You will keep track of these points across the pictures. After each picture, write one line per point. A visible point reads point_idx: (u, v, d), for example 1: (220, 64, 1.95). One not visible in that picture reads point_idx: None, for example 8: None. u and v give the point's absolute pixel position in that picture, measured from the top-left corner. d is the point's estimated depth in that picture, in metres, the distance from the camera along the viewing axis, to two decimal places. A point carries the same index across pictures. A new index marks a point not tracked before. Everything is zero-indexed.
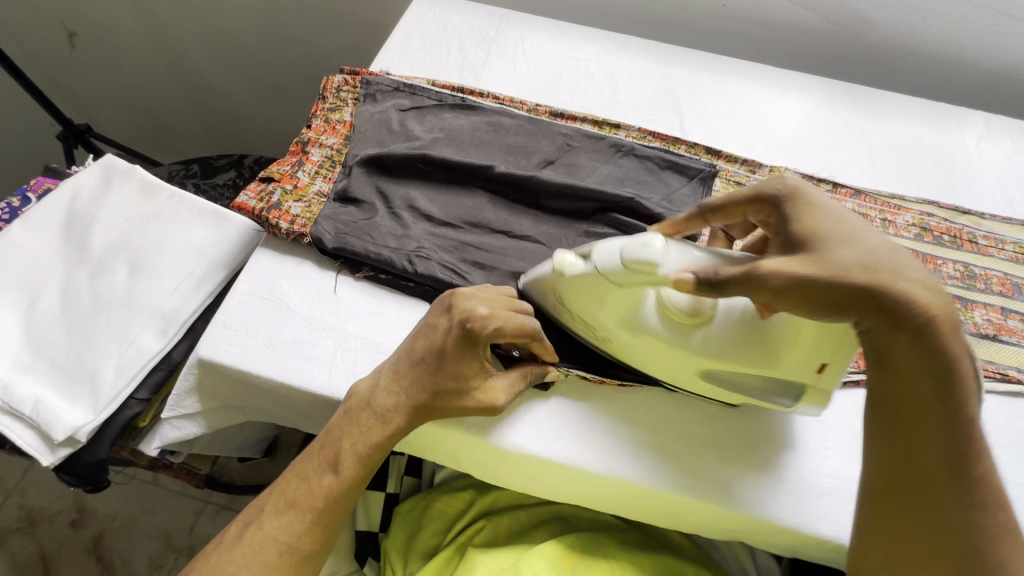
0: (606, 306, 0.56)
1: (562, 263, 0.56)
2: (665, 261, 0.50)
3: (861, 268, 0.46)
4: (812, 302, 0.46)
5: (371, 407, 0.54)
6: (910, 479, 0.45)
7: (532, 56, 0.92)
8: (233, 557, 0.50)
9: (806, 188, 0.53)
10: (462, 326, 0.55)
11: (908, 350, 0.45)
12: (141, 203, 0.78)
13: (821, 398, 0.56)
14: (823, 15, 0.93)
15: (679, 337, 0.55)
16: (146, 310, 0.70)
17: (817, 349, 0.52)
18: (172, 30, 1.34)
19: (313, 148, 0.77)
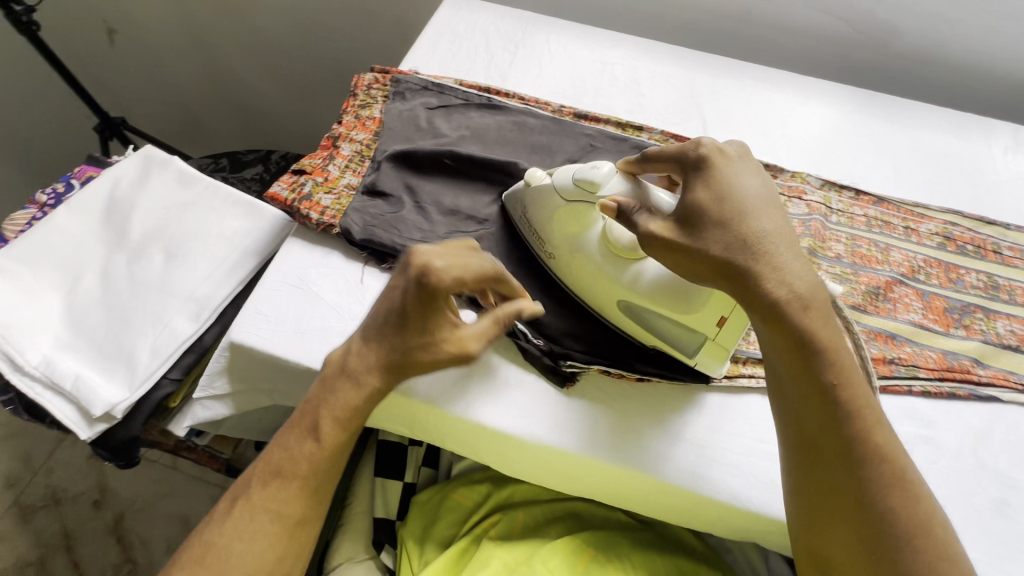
0: (561, 222, 0.64)
1: (532, 177, 0.66)
2: (606, 184, 0.59)
3: (719, 244, 0.52)
4: (681, 265, 0.54)
5: (348, 372, 0.56)
6: (808, 445, 0.51)
7: (557, 58, 0.93)
8: (224, 530, 0.52)
9: (716, 160, 0.55)
10: (418, 282, 0.53)
11: (773, 328, 0.52)
12: (178, 192, 0.81)
13: (722, 355, 0.61)
14: (849, 23, 0.94)
15: (609, 266, 0.61)
16: (180, 294, 0.73)
17: (710, 302, 0.57)
18: (207, 28, 1.39)
19: (343, 142, 0.79)
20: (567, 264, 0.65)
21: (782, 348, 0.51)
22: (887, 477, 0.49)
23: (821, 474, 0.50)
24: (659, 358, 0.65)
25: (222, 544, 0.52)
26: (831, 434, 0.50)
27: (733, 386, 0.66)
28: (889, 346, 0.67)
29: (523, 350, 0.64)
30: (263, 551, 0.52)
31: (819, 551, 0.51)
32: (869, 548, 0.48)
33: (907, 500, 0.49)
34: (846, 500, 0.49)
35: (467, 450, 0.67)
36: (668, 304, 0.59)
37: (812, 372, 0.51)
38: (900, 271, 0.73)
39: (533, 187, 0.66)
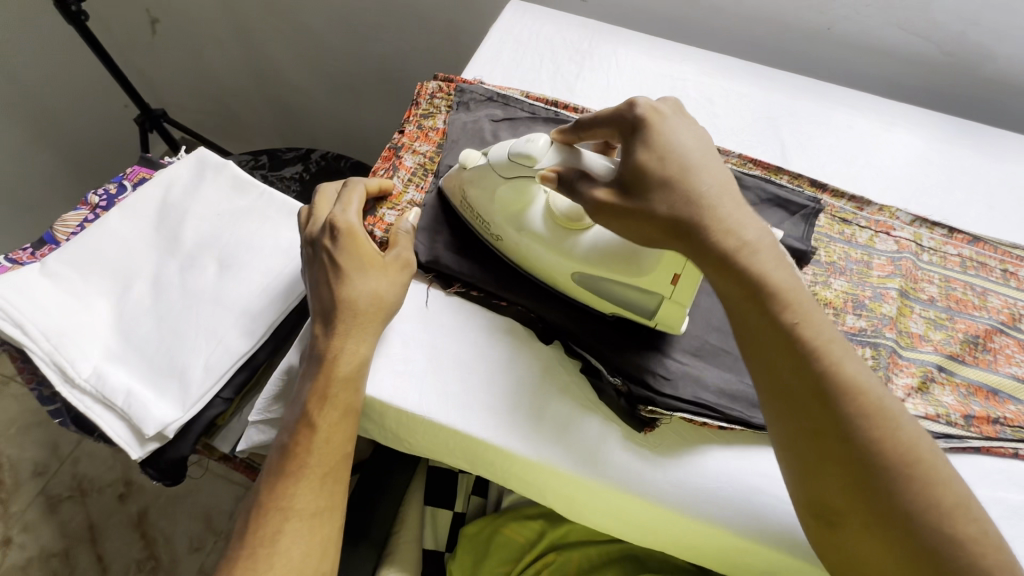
0: (502, 204, 0.62)
1: (467, 159, 0.64)
2: (541, 159, 0.57)
3: (664, 203, 0.50)
4: (631, 229, 0.52)
5: (331, 364, 0.57)
6: (782, 392, 0.48)
7: (625, 72, 0.89)
8: (248, 537, 0.53)
9: (655, 116, 0.53)
10: (329, 229, 0.62)
11: (724, 278, 0.50)
12: (233, 199, 0.78)
13: (679, 315, 0.59)
14: (939, 45, 0.88)
15: (558, 239, 0.60)
16: (234, 308, 0.70)
17: (661, 263, 0.56)
18: (252, 22, 1.36)
19: (406, 154, 0.76)
20: (513, 247, 0.63)
21: (737, 297, 0.50)
22: (868, 409, 0.45)
23: (792, 419, 0.47)
24: (748, 404, 0.60)
25: (246, 550, 0.53)
26: (800, 376, 0.47)
27: None
28: (991, 404, 0.62)
29: (599, 390, 0.61)
30: (289, 549, 0.52)
31: (822, 502, 0.46)
32: (861, 487, 0.44)
33: (893, 429, 0.45)
34: (833, 442, 0.45)
35: (500, 476, 0.63)
36: (620, 265, 0.58)
37: (769, 315, 0.48)
38: (999, 319, 0.68)
39: (469, 169, 0.64)
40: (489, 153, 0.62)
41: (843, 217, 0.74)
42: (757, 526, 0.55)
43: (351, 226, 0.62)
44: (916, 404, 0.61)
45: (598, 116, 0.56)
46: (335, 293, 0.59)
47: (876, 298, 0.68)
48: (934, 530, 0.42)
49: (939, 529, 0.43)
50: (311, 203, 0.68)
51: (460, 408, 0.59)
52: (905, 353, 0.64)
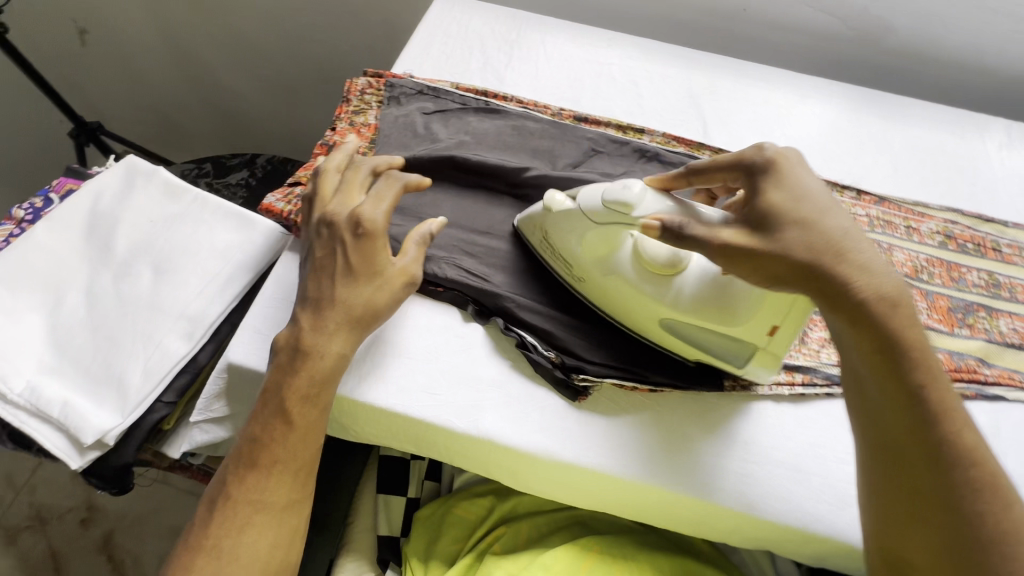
0: (585, 248, 0.61)
1: (551, 201, 0.62)
2: (639, 205, 0.54)
3: (802, 245, 0.49)
4: (758, 273, 0.51)
5: (299, 357, 0.56)
6: (892, 449, 0.48)
7: (553, 59, 0.92)
8: (211, 531, 0.53)
9: (785, 160, 0.54)
10: (353, 226, 0.59)
11: (852, 328, 0.49)
12: (165, 205, 0.78)
13: (772, 364, 0.59)
14: (843, 20, 0.93)
15: (648, 287, 0.58)
16: (171, 312, 0.70)
17: (761, 312, 0.55)
18: (186, 29, 1.35)
19: (339, 151, 0.76)
20: (600, 290, 0.62)
21: (863, 347, 0.49)
22: (980, 483, 0.45)
23: (896, 479, 0.47)
24: (673, 368, 0.63)
25: (210, 542, 0.53)
26: (914, 436, 0.47)
27: (748, 394, 0.63)
28: None
29: (535, 363, 0.62)
30: (256, 541, 0.53)
31: (897, 552, 0.47)
32: (955, 559, 0.44)
33: (1003, 507, 0.44)
34: (934, 504, 0.45)
35: (445, 454, 0.65)
36: (719, 313, 0.56)
37: (895, 373, 0.48)
38: (904, 272, 0.73)
39: (554, 213, 0.62)
40: (577, 198, 0.60)
41: None
42: (685, 478, 0.59)
43: (375, 228, 0.59)
44: (828, 353, 0.67)
45: (718, 160, 0.57)
46: (334, 292, 0.58)
47: None
48: None
49: None
50: (340, 178, 0.65)
51: (399, 391, 0.61)
52: None
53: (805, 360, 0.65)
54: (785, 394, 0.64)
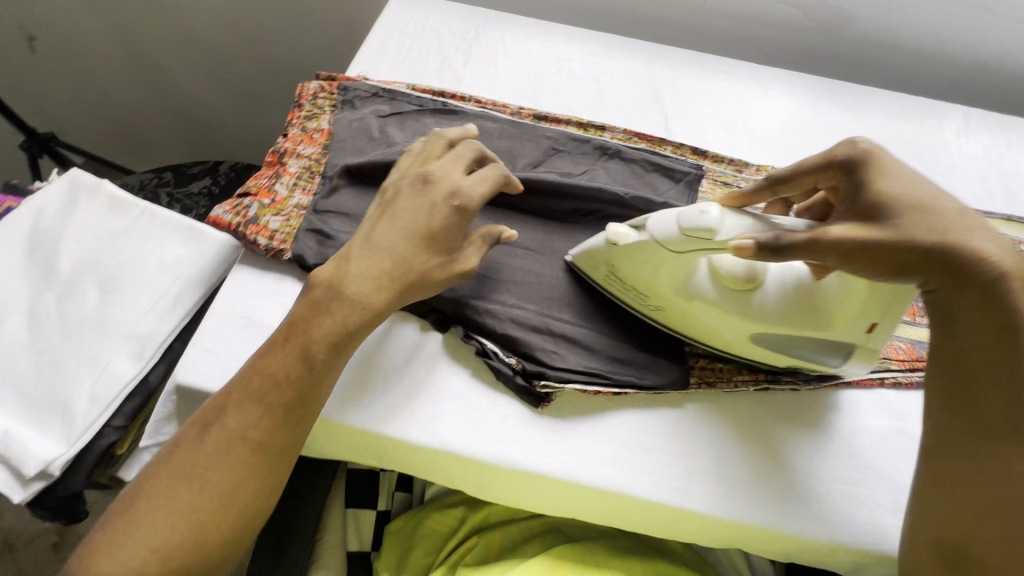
0: (660, 274, 0.57)
1: (617, 235, 0.57)
2: (722, 229, 0.50)
3: (925, 230, 0.47)
4: (879, 267, 0.47)
5: (331, 299, 0.53)
6: (987, 435, 0.48)
7: (513, 57, 0.90)
8: (198, 461, 0.47)
9: (881, 150, 0.52)
10: (449, 199, 0.57)
11: (980, 312, 0.47)
12: (111, 220, 0.75)
13: (870, 359, 0.57)
14: (803, 11, 0.93)
15: (736, 304, 0.56)
16: (119, 332, 0.67)
17: (856, 306, 0.53)
18: (140, 34, 1.31)
19: (290, 158, 0.74)
20: (678, 315, 0.60)
21: (989, 333, 0.47)
22: None
23: (984, 447, 0.48)
24: (636, 366, 0.62)
25: (191, 473, 0.47)
26: (1013, 430, 0.47)
27: (713, 392, 0.62)
28: None
29: (495, 370, 0.61)
30: (244, 485, 0.47)
31: (956, 541, 0.49)
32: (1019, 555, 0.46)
33: None
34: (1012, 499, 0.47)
35: (409, 469, 0.62)
36: (814, 320, 0.54)
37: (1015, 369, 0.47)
38: None
39: (622, 246, 0.57)
40: (646, 226, 0.56)
41: (723, 181, 0.77)
42: (650, 483, 0.57)
43: (471, 203, 0.57)
44: None
45: (804, 161, 0.55)
46: (404, 247, 0.55)
47: None
48: None
49: None
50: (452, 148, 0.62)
51: (354, 405, 0.59)
52: None
53: None
54: (750, 390, 0.63)
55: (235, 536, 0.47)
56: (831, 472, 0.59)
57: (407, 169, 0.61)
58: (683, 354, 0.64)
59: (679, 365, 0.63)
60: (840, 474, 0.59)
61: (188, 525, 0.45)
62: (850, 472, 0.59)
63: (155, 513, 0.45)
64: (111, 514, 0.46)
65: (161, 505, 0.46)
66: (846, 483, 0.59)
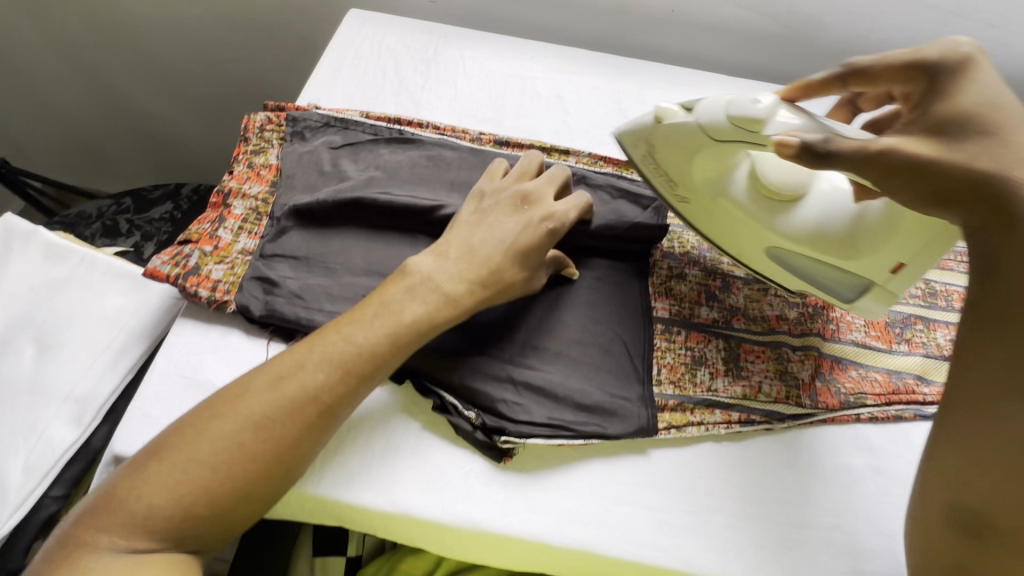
0: (696, 166, 0.60)
1: (663, 112, 0.58)
2: (770, 122, 0.51)
3: (988, 157, 0.44)
4: (918, 191, 0.45)
5: (438, 287, 0.54)
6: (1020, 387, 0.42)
7: (474, 76, 0.86)
8: (267, 406, 0.47)
9: (973, 57, 0.49)
10: (545, 224, 0.58)
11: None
12: (48, 269, 0.71)
13: (886, 302, 0.59)
14: (773, 19, 0.91)
15: (762, 212, 0.59)
16: (56, 395, 0.63)
17: (893, 244, 0.54)
18: (91, 53, 1.25)
19: (235, 199, 0.70)
20: (706, 208, 0.63)
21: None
22: None
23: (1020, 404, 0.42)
24: (603, 414, 0.59)
25: (258, 421, 0.46)
26: None
27: (683, 436, 0.60)
28: (833, 375, 0.64)
29: (455, 427, 0.58)
30: (301, 443, 0.47)
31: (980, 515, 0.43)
32: None
33: None
34: None
35: (368, 531, 0.59)
36: (842, 243, 0.56)
37: None
38: None
39: (666, 124, 0.58)
40: (695, 109, 0.56)
41: None
42: (619, 539, 0.55)
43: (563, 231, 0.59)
44: (770, 386, 0.63)
45: (887, 57, 0.51)
46: (501, 263, 0.56)
47: (725, 287, 0.69)
48: None
49: None
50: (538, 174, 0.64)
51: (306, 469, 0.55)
52: (760, 339, 0.66)
53: (744, 396, 0.62)
54: (722, 433, 0.61)
55: (279, 486, 0.47)
56: (806, 516, 0.57)
57: (504, 184, 0.62)
58: (652, 397, 0.61)
59: (648, 411, 0.60)
60: (815, 519, 0.57)
61: (246, 464, 0.45)
62: (826, 516, 0.57)
63: (221, 445, 0.45)
64: (178, 429, 0.46)
65: (226, 439, 0.45)
66: (822, 529, 0.57)
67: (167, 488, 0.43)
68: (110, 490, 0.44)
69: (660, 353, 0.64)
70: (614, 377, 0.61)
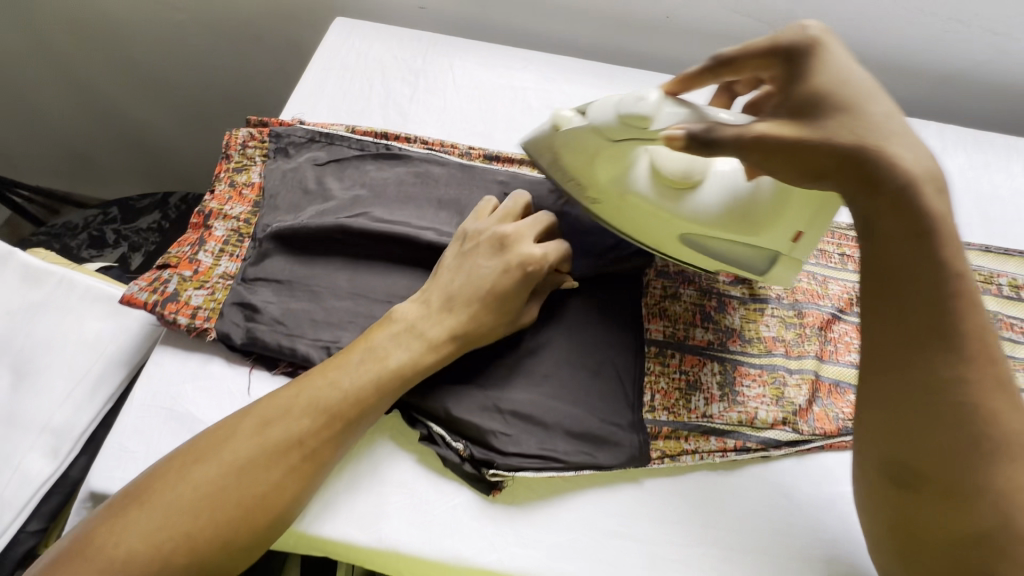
0: (598, 166, 0.61)
1: (561, 119, 0.61)
2: (658, 117, 0.54)
3: (846, 131, 0.46)
4: (798, 169, 0.47)
5: (421, 331, 0.54)
6: (905, 344, 0.45)
7: (463, 87, 0.84)
8: (250, 452, 0.46)
9: (823, 39, 0.50)
10: (522, 269, 0.55)
11: (896, 214, 0.46)
12: (24, 292, 0.69)
13: (793, 269, 0.61)
14: (770, 25, 0.89)
15: (667, 201, 0.59)
16: (32, 426, 0.61)
17: (789, 213, 0.56)
18: (74, 60, 1.22)
19: (216, 220, 0.68)
20: (614, 208, 0.62)
21: (904, 234, 0.45)
22: (991, 380, 0.45)
23: (907, 359, 0.45)
24: (593, 442, 0.57)
25: (242, 466, 0.45)
26: (930, 329, 0.45)
27: (677, 465, 0.59)
28: (830, 400, 0.63)
29: (443, 459, 0.56)
30: (283, 490, 0.46)
31: (904, 465, 0.46)
32: (958, 466, 0.44)
33: (1009, 402, 0.45)
34: (944, 414, 0.44)
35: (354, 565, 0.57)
36: (743, 220, 0.58)
37: (927, 262, 0.45)
38: (838, 305, 0.69)
39: (564, 130, 0.61)
40: (588, 113, 0.60)
41: None
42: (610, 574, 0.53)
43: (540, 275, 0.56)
44: (767, 412, 0.61)
45: (749, 46, 0.53)
46: (480, 310, 0.55)
47: (720, 308, 0.68)
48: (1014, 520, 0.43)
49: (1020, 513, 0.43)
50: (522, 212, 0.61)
51: None
52: (756, 361, 0.64)
53: (740, 422, 0.60)
54: (717, 461, 0.59)
55: (261, 536, 0.45)
56: (802, 547, 0.56)
57: (486, 223, 0.60)
58: (645, 425, 0.59)
59: (642, 439, 0.58)
60: (812, 550, 0.56)
61: (228, 511, 0.44)
62: (824, 547, 0.56)
63: (203, 491, 0.44)
64: (159, 473, 0.45)
65: (208, 484, 0.44)
66: (820, 560, 0.55)
67: (149, 534, 0.42)
68: (86, 535, 0.43)
69: (654, 378, 0.62)
70: (607, 404, 0.60)
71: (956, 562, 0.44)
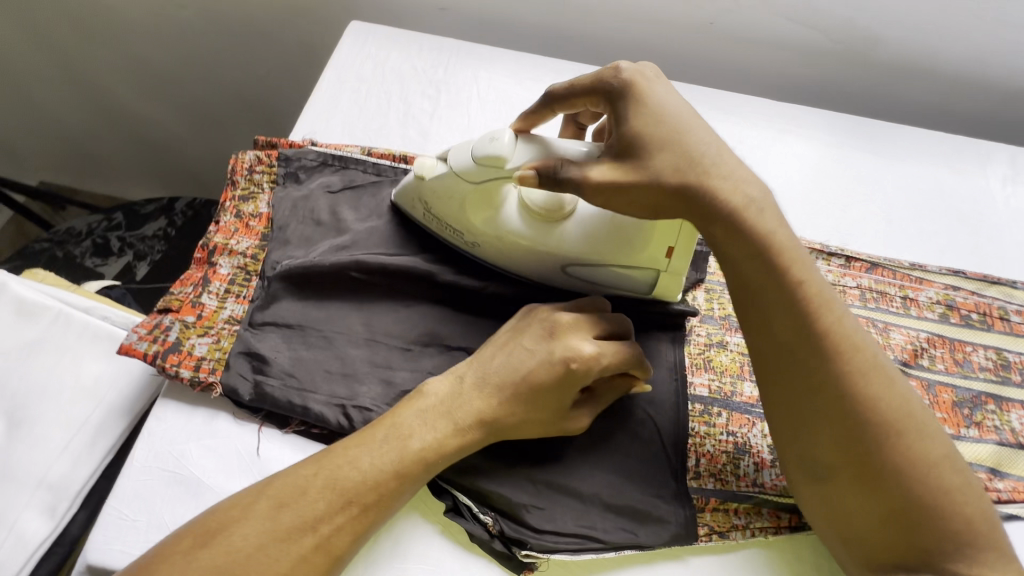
0: (468, 210, 0.59)
1: (423, 168, 0.60)
2: (512, 156, 0.54)
3: (667, 168, 0.47)
4: (633, 208, 0.49)
5: (452, 412, 0.49)
6: (773, 352, 0.46)
7: (488, 102, 0.77)
8: (257, 540, 0.42)
9: (636, 79, 0.51)
10: (565, 364, 0.49)
11: (735, 232, 0.47)
12: (18, 329, 0.64)
13: (677, 283, 0.59)
14: (824, 32, 0.82)
15: (539, 233, 0.57)
16: (27, 481, 0.57)
17: (654, 232, 0.55)
18: (74, 59, 1.16)
19: (221, 257, 0.62)
20: (493, 249, 0.60)
21: (746, 252, 0.47)
22: (863, 368, 0.44)
23: (778, 368, 0.46)
24: (633, 517, 0.52)
25: (249, 554, 0.41)
26: (792, 334, 0.45)
27: (725, 543, 0.53)
28: None
29: (469, 533, 0.51)
30: None
31: (811, 467, 0.46)
32: (853, 462, 0.43)
33: (885, 384, 0.44)
34: (827, 414, 0.44)
35: None
36: (614, 242, 0.56)
37: (771, 269, 0.46)
38: (902, 358, 0.61)
39: (428, 179, 0.59)
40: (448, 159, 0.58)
41: None
42: None
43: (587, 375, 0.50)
44: None
45: (576, 83, 0.54)
46: (518, 398, 0.50)
47: None
48: (926, 493, 0.42)
49: (926, 484, 0.42)
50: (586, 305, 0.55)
51: None
52: None
53: None
54: (770, 538, 0.54)
55: None
56: None
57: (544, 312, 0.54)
58: (691, 496, 0.54)
59: (689, 512, 0.53)
60: None
61: None
62: None
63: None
64: (157, 560, 0.41)
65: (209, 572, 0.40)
66: None
67: None
68: None
69: (699, 440, 0.56)
70: (648, 472, 0.54)
71: (886, 542, 0.43)
